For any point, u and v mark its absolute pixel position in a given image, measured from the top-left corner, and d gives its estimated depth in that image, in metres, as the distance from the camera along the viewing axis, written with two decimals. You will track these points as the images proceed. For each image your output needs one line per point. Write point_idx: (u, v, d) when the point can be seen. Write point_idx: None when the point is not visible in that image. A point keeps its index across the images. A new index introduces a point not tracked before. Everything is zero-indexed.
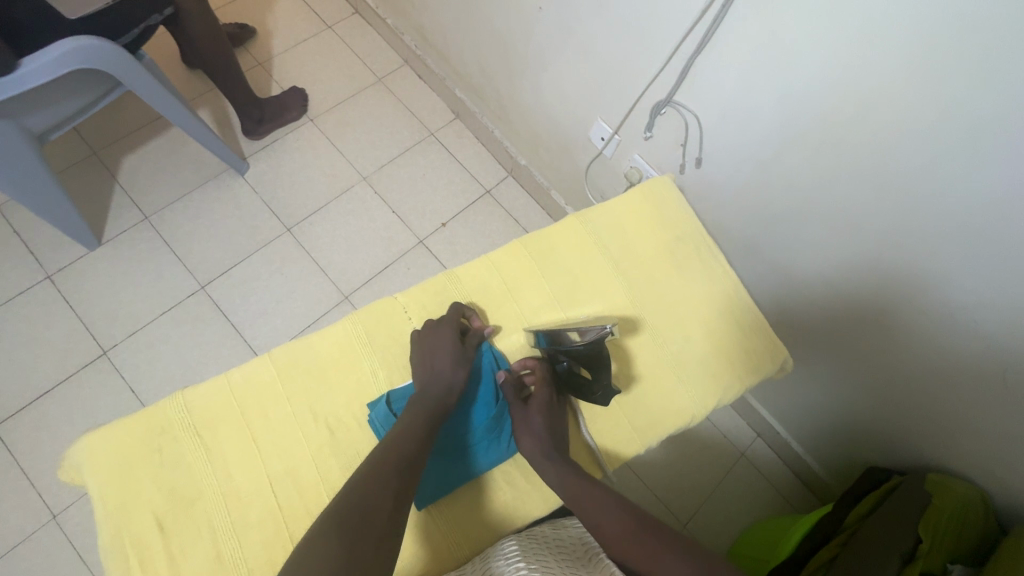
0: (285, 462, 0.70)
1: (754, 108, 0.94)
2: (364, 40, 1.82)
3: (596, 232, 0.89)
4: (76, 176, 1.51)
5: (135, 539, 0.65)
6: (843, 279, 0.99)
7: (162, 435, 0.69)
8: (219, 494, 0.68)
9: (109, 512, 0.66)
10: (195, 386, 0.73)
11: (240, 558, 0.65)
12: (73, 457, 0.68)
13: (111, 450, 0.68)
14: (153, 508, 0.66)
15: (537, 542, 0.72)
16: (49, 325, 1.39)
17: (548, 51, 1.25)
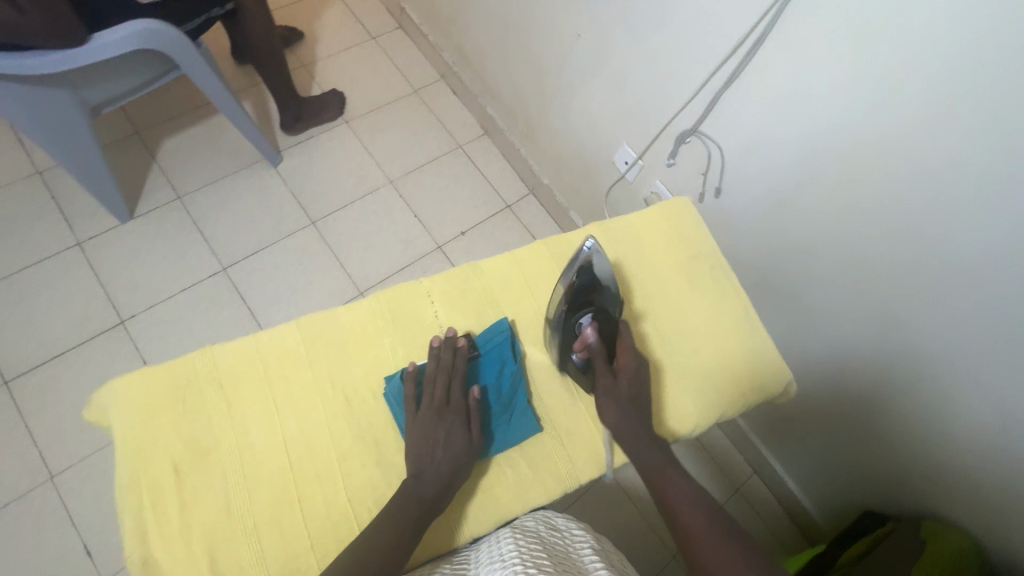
0: (300, 423, 0.74)
1: (777, 142, 0.98)
2: (404, 53, 1.91)
3: (614, 240, 0.93)
4: (118, 152, 1.58)
5: (150, 482, 0.68)
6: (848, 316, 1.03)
7: (188, 385, 0.73)
8: (235, 447, 0.71)
9: (130, 452, 0.69)
10: (224, 344, 0.77)
11: (247, 510, 0.68)
12: (103, 398, 0.72)
13: (138, 395, 0.72)
14: (171, 452, 0.70)
15: (533, 537, 0.72)
16: (72, 290, 1.43)
17: (581, 77, 1.32)
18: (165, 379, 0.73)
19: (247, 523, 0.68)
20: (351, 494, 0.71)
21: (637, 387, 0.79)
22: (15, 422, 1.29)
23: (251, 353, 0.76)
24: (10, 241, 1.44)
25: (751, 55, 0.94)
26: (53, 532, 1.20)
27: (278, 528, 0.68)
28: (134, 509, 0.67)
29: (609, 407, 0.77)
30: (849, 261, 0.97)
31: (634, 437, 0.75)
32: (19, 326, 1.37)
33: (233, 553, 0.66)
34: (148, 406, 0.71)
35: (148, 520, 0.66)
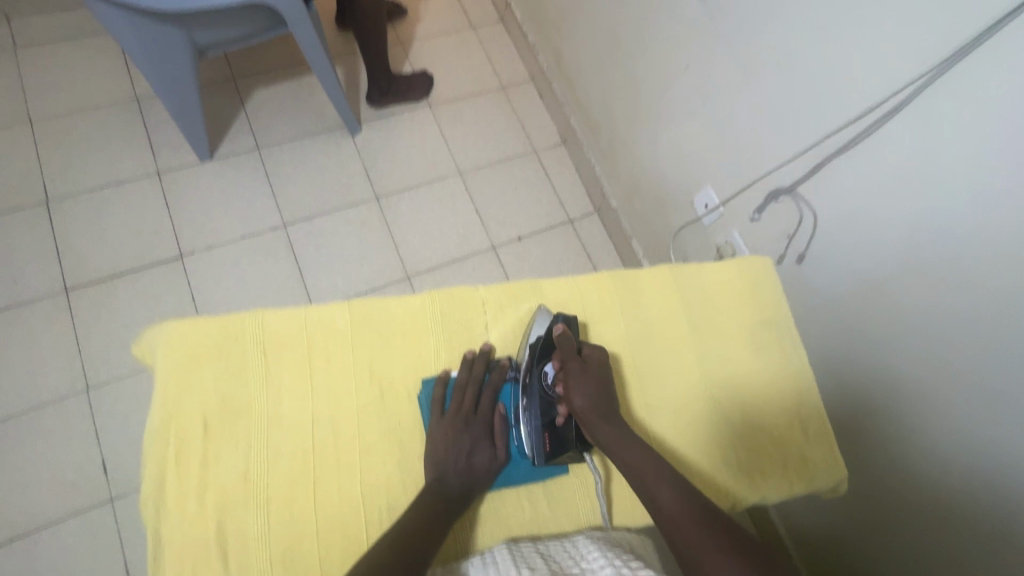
0: (331, 407, 0.74)
1: (880, 220, 0.91)
2: (500, 48, 1.90)
3: (683, 287, 0.88)
4: (213, 94, 1.63)
5: (180, 432, 0.70)
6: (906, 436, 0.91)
7: (233, 344, 0.74)
8: (266, 416, 0.72)
9: (167, 399, 0.71)
10: (275, 309, 0.78)
11: (264, 482, 0.69)
12: (153, 337, 0.74)
13: (183, 343, 0.73)
14: (205, 408, 0.71)
15: (531, 550, 0.69)
16: (143, 216, 1.48)
17: (678, 108, 1.27)
18: (213, 333, 0.74)
19: (261, 495, 0.69)
20: (365, 490, 0.71)
21: (606, 373, 0.78)
22: (67, 329, 1.35)
23: (299, 325, 0.76)
24: (98, 159, 1.52)
25: (881, 124, 0.87)
26: (79, 441, 1.26)
27: (288, 508, 0.69)
28: (160, 454, 0.68)
29: (577, 387, 0.75)
30: (929, 373, 0.86)
31: (596, 411, 0.75)
32: (89, 240, 1.44)
33: (244, 521, 0.68)
34: (192, 357, 0.72)
35: (170, 470, 0.68)
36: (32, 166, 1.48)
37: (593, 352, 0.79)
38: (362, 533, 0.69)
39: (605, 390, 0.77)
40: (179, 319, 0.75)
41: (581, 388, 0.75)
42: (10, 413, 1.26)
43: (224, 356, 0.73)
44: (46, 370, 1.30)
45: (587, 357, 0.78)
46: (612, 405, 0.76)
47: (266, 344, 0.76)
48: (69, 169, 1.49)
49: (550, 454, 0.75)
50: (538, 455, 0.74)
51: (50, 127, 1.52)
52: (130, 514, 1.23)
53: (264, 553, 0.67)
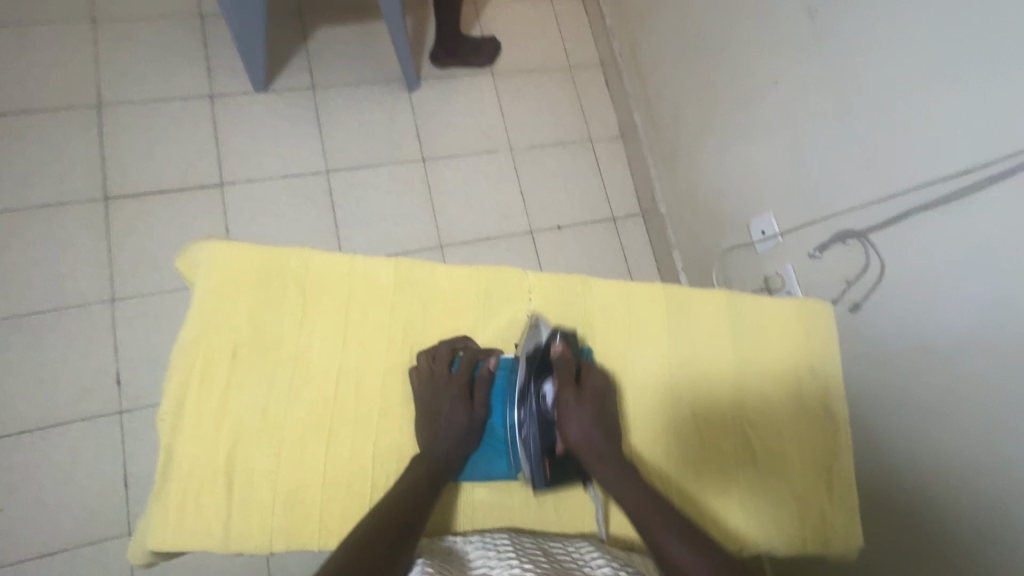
0: (359, 363, 0.72)
1: (955, 286, 0.84)
2: (574, 27, 1.82)
3: (736, 318, 0.84)
4: (278, 24, 1.59)
5: (207, 354, 0.67)
6: (931, 516, 0.85)
7: (274, 277, 0.71)
8: (294, 357, 0.70)
9: (200, 318, 0.68)
10: (323, 250, 0.74)
11: (281, 423, 0.68)
12: (196, 251, 0.71)
13: (226, 265, 0.70)
14: (236, 337, 0.68)
15: (531, 542, 0.69)
16: (190, 137, 1.47)
17: (755, 124, 1.21)
18: (257, 261, 0.71)
19: (276, 435, 0.67)
20: (378, 451, 0.70)
21: (604, 399, 0.73)
22: (101, 237, 1.35)
23: (342, 273, 0.73)
24: (155, 70, 1.50)
25: (984, 185, 0.80)
26: (97, 349, 1.27)
27: (299, 455, 0.68)
28: (184, 372, 0.66)
29: (572, 418, 0.70)
30: (973, 455, 0.80)
31: (595, 447, 0.70)
32: (135, 151, 1.43)
33: (254, 456, 0.67)
34: (232, 281, 0.69)
35: (191, 390, 0.66)
36: (90, 67, 1.46)
37: (591, 376, 0.74)
38: (367, 491, 0.69)
39: (605, 417, 0.72)
40: (225, 239, 0.72)
41: (577, 421, 0.69)
42: (37, 308, 1.28)
43: (264, 288, 0.70)
44: (76, 273, 1.31)
45: (585, 384, 0.73)
46: (611, 441, 0.71)
47: (306, 284, 0.73)
48: (126, 76, 1.48)
49: (551, 482, 0.70)
50: (539, 481, 0.69)
51: (114, 30, 1.50)
52: (135, 429, 1.25)
53: (268, 492, 0.66)
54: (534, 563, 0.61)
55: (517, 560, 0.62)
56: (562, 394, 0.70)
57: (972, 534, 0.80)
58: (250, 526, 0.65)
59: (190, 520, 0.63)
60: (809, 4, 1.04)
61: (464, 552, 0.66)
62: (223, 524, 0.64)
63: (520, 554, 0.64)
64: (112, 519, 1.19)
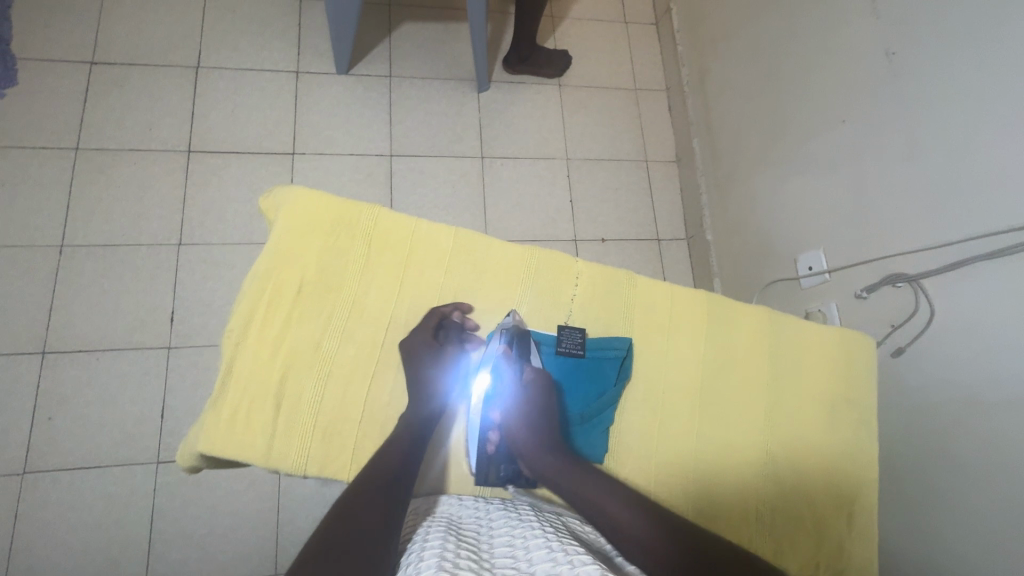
0: (410, 316, 0.76)
1: (1009, 341, 0.81)
2: (645, 50, 1.87)
3: (777, 339, 0.84)
4: (367, 15, 1.70)
5: (276, 284, 0.72)
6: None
7: (346, 225, 0.76)
8: (352, 301, 0.74)
9: (276, 252, 0.73)
10: (392, 209, 0.79)
11: (331, 359, 0.72)
12: (279, 191, 0.76)
13: (305, 207, 0.74)
14: (304, 274, 0.73)
15: (555, 517, 0.71)
16: (272, 106, 1.57)
17: (817, 160, 1.21)
18: (333, 208, 0.76)
19: (326, 369, 0.72)
20: None
21: (546, 386, 0.75)
22: (179, 185, 1.46)
23: (408, 233, 0.77)
24: (251, 42, 1.61)
25: None
26: (158, 286, 1.36)
27: (344, 390, 0.72)
28: (253, 297, 0.71)
29: (512, 400, 0.74)
30: (1011, 519, 0.78)
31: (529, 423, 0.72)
32: (221, 112, 1.54)
33: (303, 384, 0.71)
34: (309, 223, 0.74)
35: (257, 315, 0.71)
36: (195, 32, 1.59)
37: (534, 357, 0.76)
38: None
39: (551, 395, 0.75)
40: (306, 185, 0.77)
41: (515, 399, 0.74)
42: (112, 241, 1.38)
43: (335, 235, 0.75)
44: (153, 215, 1.42)
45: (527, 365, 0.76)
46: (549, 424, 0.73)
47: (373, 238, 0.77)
48: (224, 44, 1.60)
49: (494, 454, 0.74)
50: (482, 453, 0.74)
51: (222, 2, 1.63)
52: (179, 365, 1.32)
53: (311, 419, 0.70)
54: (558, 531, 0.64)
55: (542, 525, 0.65)
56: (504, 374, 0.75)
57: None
58: (290, 447, 0.69)
59: (239, 432, 0.68)
60: (888, 48, 1.05)
61: (486, 517, 0.69)
62: (267, 440, 0.68)
63: (544, 521, 0.67)
64: (145, 446, 1.26)
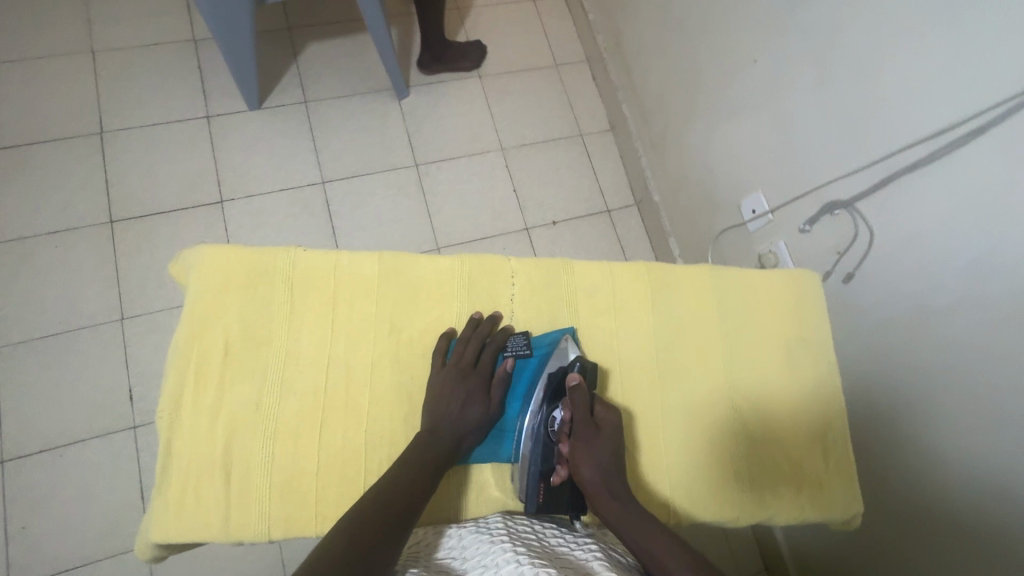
0: (348, 351, 0.74)
1: (945, 248, 0.83)
2: (558, 24, 1.85)
3: (722, 291, 0.84)
4: (269, 44, 1.64)
5: (200, 352, 0.70)
6: (949, 479, 0.85)
7: (260, 273, 0.74)
8: (284, 350, 0.72)
9: (192, 317, 0.71)
10: (307, 248, 0.77)
11: (273, 415, 0.70)
12: (186, 255, 0.74)
13: (214, 266, 0.73)
14: (228, 334, 0.71)
15: (528, 528, 0.69)
16: (190, 157, 1.51)
17: (739, 103, 1.21)
18: (244, 258, 0.74)
19: (270, 426, 0.69)
20: (368, 439, 0.71)
21: (622, 442, 0.73)
22: (109, 258, 1.40)
23: (328, 268, 0.76)
24: (153, 96, 1.55)
25: (962, 142, 0.80)
26: (110, 366, 1.31)
27: (294, 444, 0.69)
28: (179, 370, 0.69)
29: (584, 455, 0.71)
30: (977, 419, 0.80)
31: (606, 490, 0.70)
32: (138, 175, 1.47)
33: (250, 448, 0.68)
34: (222, 280, 0.72)
35: (188, 387, 0.69)
36: (91, 96, 1.52)
37: (606, 413, 0.74)
38: (361, 480, 0.69)
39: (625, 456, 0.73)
40: (213, 243, 0.75)
41: (587, 459, 0.70)
42: (51, 331, 1.32)
43: (253, 287, 0.73)
44: (88, 295, 1.36)
45: (601, 422, 0.73)
46: (622, 484, 0.70)
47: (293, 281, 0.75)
48: (125, 103, 1.53)
49: (541, 506, 0.73)
50: (529, 502, 0.73)
51: (113, 60, 1.56)
52: (149, 442, 1.28)
53: (265, 481, 0.68)
54: (528, 548, 0.62)
55: (512, 544, 0.62)
56: (580, 429, 0.72)
57: (987, 497, 0.79)
58: (248, 515, 0.66)
59: (190, 512, 0.65)
60: None
61: (458, 543, 0.67)
62: (223, 514, 0.66)
63: (514, 538, 0.64)
64: (132, 533, 1.22)
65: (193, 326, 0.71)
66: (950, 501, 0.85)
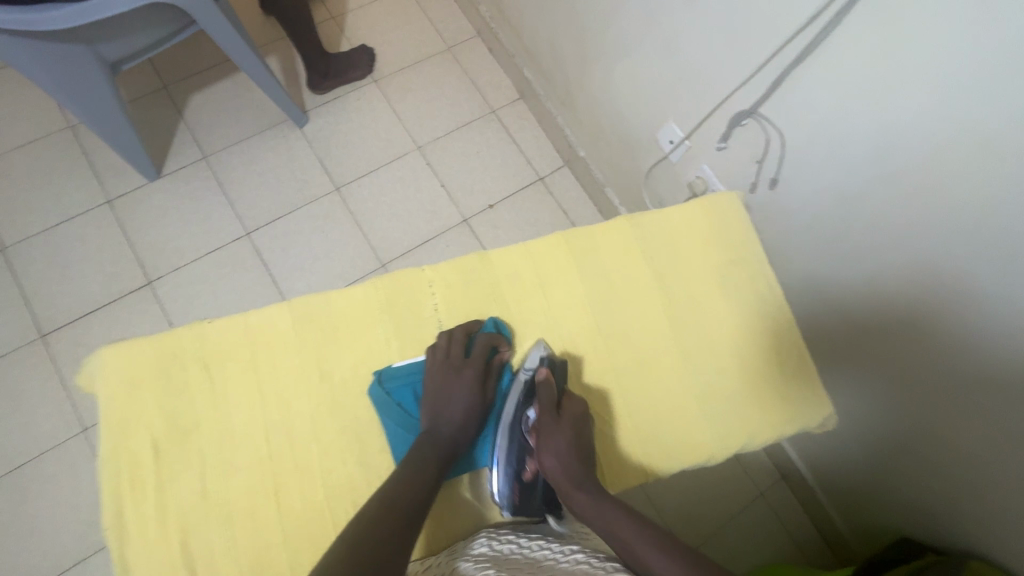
0: (282, 410, 0.76)
1: (848, 132, 0.85)
2: (439, 5, 1.78)
3: (645, 241, 0.92)
4: (148, 108, 1.56)
5: (132, 456, 0.73)
6: (919, 342, 0.88)
7: (172, 361, 0.77)
8: (218, 431, 0.75)
9: (114, 424, 0.74)
10: (213, 322, 0.80)
11: (223, 496, 0.72)
12: (91, 365, 0.76)
13: (123, 368, 0.76)
14: (153, 430, 0.74)
15: (510, 546, 0.71)
16: (103, 248, 1.45)
17: (627, 39, 1.19)
18: (152, 352, 0.77)
19: (223, 509, 0.72)
20: (326, 492, 0.73)
21: (582, 431, 0.77)
22: (51, 374, 1.34)
23: (240, 336, 0.78)
24: (45, 196, 1.47)
25: (835, 23, 0.79)
26: (85, 481, 1.27)
27: (252, 519, 0.72)
28: (114, 480, 0.72)
29: (547, 447, 0.76)
30: (920, 284, 0.83)
31: (569, 475, 0.74)
32: (54, 282, 1.41)
33: (207, 537, 0.71)
34: (135, 379, 0.75)
35: (127, 496, 0.72)
36: None
37: (570, 404, 0.78)
38: (329, 534, 0.72)
39: (586, 445, 0.77)
40: (116, 345, 0.78)
41: (551, 450, 0.75)
42: (14, 465, 1.27)
43: (166, 376, 0.76)
44: (40, 417, 1.30)
45: (564, 413, 0.78)
46: (587, 473, 0.75)
47: (208, 359, 0.78)
48: (17, 213, 1.45)
49: (517, 507, 0.78)
50: (506, 505, 0.77)
51: None
52: None
53: (233, 563, 0.70)
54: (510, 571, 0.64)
55: (493, 568, 0.64)
56: (542, 419, 0.78)
57: (953, 348, 0.82)
58: None
59: None
60: None
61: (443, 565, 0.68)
62: None
63: (497, 563, 0.66)
64: None
65: (118, 433, 0.74)
66: (926, 366, 0.88)
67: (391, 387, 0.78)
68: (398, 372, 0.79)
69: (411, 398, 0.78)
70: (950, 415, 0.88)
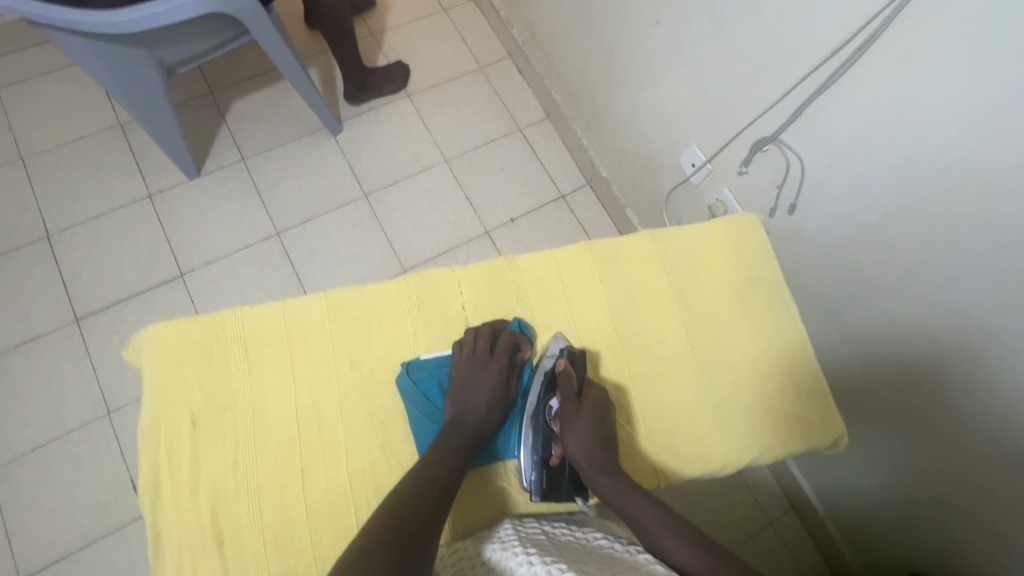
0: (312, 394, 0.80)
1: (867, 161, 0.88)
2: (473, 27, 1.86)
3: (666, 255, 0.95)
4: (193, 110, 1.64)
5: (170, 428, 0.77)
6: (931, 372, 0.89)
7: (214, 341, 0.81)
8: (252, 410, 0.78)
9: (156, 397, 0.78)
10: (254, 307, 0.84)
11: (252, 473, 0.75)
12: (138, 341, 0.81)
13: (167, 345, 0.80)
14: (191, 404, 0.78)
15: (536, 530, 0.73)
16: (141, 239, 1.51)
17: (654, 66, 1.24)
18: (195, 332, 0.81)
19: (252, 485, 0.75)
20: (350, 475, 0.76)
21: (602, 416, 0.79)
22: (82, 357, 1.39)
23: (277, 321, 0.82)
24: (90, 188, 1.54)
25: (858, 57, 0.82)
26: (105, 462, 1.31)
27: (278, 496, 0.75)
28: (153, 449, 0.75)
29: (570, 432, 0.78)
30: (935, 313, 0.85)
31: (590, 459, 0.77)
32: (92, 269, 1.47)
33: (235, 511, 0.74)
34: (179, 356, 0.79)
35: (162, 466, 0.75)
36: (28, 203, 1.51)
37: (592, 391, 0.81)
38: (351, 517, 0.74)
39: (607, 428, 0.79)
40: (162, 322, 0.82)
41: (573, 434, 0.77)
42: (39, 442, 1.31)
43: (207, 354, 0.80)
44: (68, 398, 1.35)
45: (586, 400, 0.80)
46: (608, 457, 0.77)
47: (247, 341, 0.82)
48: (64, 202, 1.52)
49: (546, 492, 0.79)
50: (535, 491, 0.79)
51: (42, 162, 1.55)
52: None
53: (258, 537, 0.73)
54: (540, 550, 0.66)
55: (524, 548, 0.66)
56: (564, 406, 0.80)
57: (966, 380, 0.83)
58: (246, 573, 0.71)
59: None
60: None
61: (472, 548, 0.70)
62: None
63: (526, 542, 0.68)
64: None
65: (159, 405, 0.78)
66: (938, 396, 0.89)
67: (419, 377, 0.80)
68: (426, 364, 0.82)
69: (436, 389, 0.81)
70: (961, 447, 0.89)
